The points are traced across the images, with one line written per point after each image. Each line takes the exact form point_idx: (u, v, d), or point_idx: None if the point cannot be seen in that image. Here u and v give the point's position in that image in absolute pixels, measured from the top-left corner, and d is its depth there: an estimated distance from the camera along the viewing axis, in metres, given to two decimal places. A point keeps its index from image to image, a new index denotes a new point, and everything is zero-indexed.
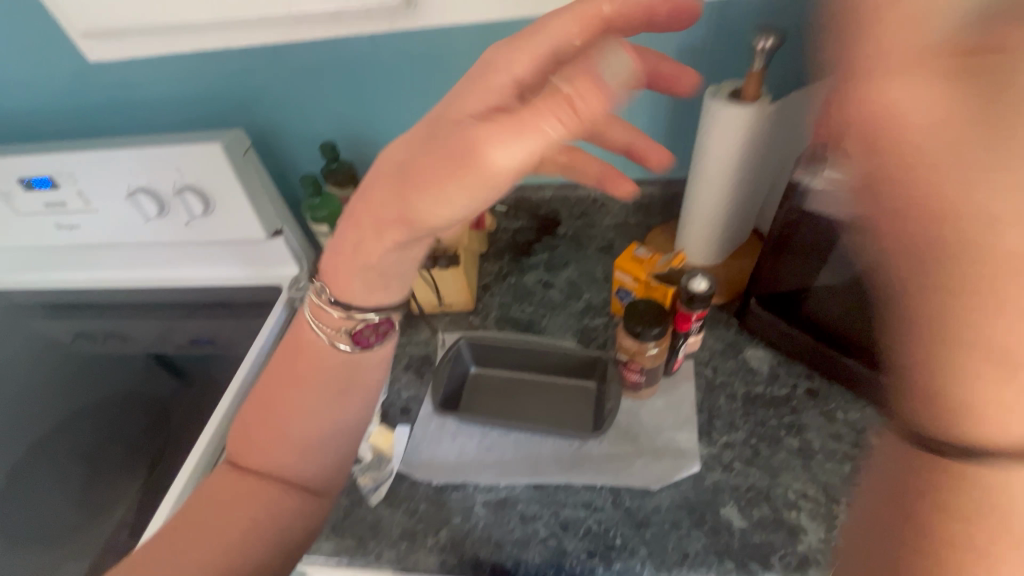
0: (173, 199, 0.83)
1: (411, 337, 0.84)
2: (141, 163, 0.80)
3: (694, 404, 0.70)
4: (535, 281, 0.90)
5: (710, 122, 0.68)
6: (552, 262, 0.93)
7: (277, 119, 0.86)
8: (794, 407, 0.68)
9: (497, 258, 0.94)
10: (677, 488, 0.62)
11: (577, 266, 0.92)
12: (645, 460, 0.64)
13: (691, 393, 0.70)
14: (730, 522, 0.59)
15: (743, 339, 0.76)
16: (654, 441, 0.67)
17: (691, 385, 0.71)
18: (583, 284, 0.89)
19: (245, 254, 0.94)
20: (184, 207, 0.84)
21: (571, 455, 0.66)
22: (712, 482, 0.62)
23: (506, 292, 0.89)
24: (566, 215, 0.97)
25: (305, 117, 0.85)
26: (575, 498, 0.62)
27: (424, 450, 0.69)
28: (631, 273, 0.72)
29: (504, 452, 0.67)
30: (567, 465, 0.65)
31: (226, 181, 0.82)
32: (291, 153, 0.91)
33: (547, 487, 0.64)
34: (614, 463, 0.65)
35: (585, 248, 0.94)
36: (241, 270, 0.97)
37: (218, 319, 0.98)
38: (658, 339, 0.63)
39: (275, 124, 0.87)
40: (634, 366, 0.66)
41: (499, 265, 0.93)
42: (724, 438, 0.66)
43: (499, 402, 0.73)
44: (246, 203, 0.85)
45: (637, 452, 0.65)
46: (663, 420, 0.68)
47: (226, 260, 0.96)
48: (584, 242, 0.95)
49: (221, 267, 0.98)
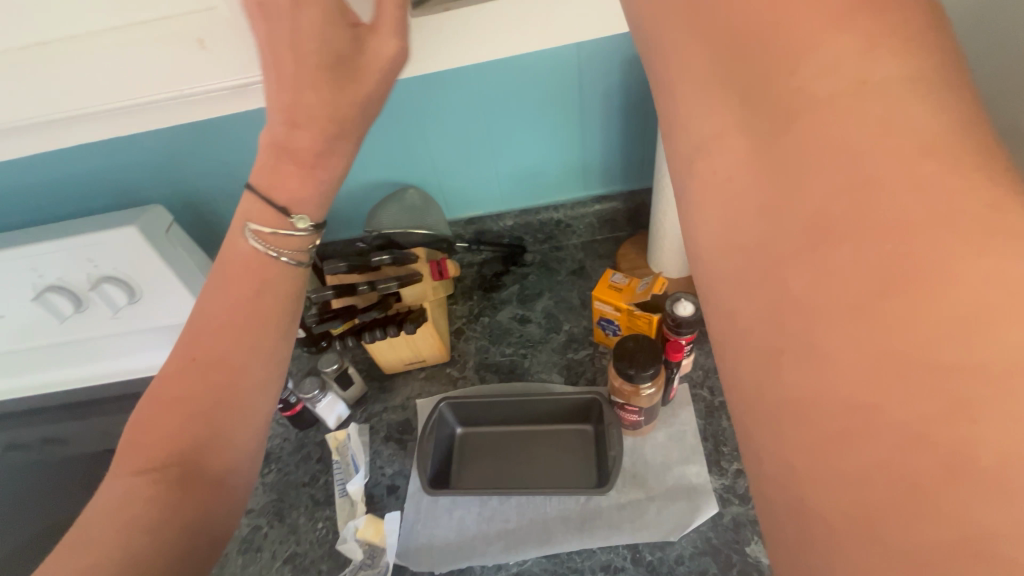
0: (89, 294, 0.73)
1: (387, 401, 0.77)
2: (44, 259, 0.70)
3: (698, 432, 0.66)
4: (510, 317, 0.84)
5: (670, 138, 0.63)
6: (524, 294, 0.87)
7: (201, 189, 0.77)
8: None
9: (466, 297, 0.88)
10: (696, 529, 0.59)
11: (552, 294, 0.87)
12: (659, 502, 0.61)
13: (694, 420, 0.67)
14: (755, 560, 0.56)
15: None
16: (664, 482, 0.62)
17: (691, 411, 0.67)
18: (561, 313, 0.84)
19: None
20: (104, 300, 0.73)
21: (579, 513, 0.61)
22: (731, 515, 0.59)
23: (482, 335, 0.83)
24: (531, 241, 0.92)
25: (232, 182, 0.77)
26: (592, 563, 0.58)
27: (420, 534, 0.63)
28: (610, 303, 0.68)
29: (508, 523, 0.62)
30: (576, 525, 0.60)
31: (149, 266, 0.72)
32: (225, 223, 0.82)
33: (560, 556, 0.59)
34: (627, 513, 0.60)
35: (556, 272, 0.89)
36: None
37: None
38: (653, 377, 0.59)
39: (200, 193, 0.78)
40: (631, 407, 0.61)
41: (470, 305, 0.87)
42: (735, 466, 0.63)
43: (493, 462, 0.67)
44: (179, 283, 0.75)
45: (650, 495, 0.61)
46: (670, 456, 0.64)
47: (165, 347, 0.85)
48: (554, 266, 0.90)
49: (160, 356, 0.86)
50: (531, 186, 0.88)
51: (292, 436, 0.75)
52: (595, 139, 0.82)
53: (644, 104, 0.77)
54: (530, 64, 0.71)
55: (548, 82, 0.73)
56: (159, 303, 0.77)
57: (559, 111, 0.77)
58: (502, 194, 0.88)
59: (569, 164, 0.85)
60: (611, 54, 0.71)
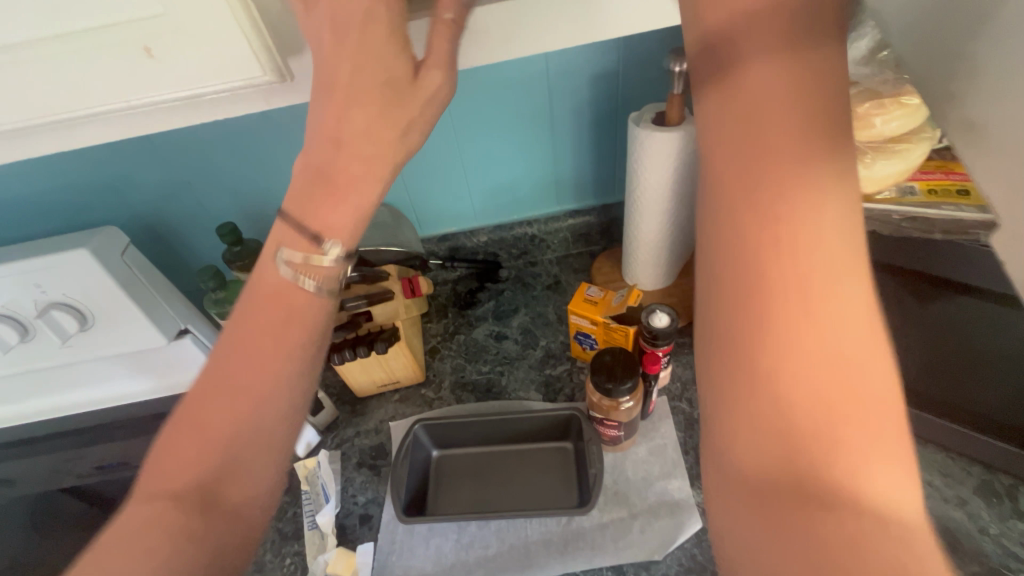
0: (36, 320, 0.68)
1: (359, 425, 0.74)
2: None
3: (678, 445, 0.65)
4: (486, 334, 0.83)
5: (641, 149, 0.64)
6: (500, 310, 0.86)
7: (164, 207, 0.74)
8: None
9: (441, 315, 0.86)
10: (681, 547, 0.57)
11: (528, 309, 0.85)
12: (642, 520, 0.59)
13: (674, 433, 0.66)
14: None
15: None
16: (647, 497, 0.61)
17: (671, 424, 0.66)
18: (537, 329, 0.83)
19: (142, 364, 0.79)
20: (52, 328, 0.69)
21: (561, 534, 0.59)
22: (714, 530, 0.58)
23: (457, 353, 0.81)
24: (506, 256, 0.91)
25: (196, 200, 0.74)
26: None
27: (394, 565, 0.60)
28: (587, 317, 0.67)
29: (487, 549, 0.59)
30: (560, 547, 0.58)
31: (103, 290, 0.68)
32: (188, 242, 0.79)
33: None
34: (610, 533, 0.58)
35: (532, 287, 0.88)
36: (138, 383, 0.81)
37: (128, 439, 0.82)
38: (633, 391, 0.58)
39: (162, 212, 0.74)
40: (611, 421, 0.60)
41: (445, 323, 0.85)
42: None
43: (471, 486, 0.65)
44: (134, 308, 0.71)
45: (633, 512, 0.60)
46: (652, 470, 0.63)
47: (119, 377, 0.79)
48: (530, 281, 0.89)
49: (111, 386, 0.80)
50: (506, 201, 0.87)
51: None
52: (566, 154, 0.82)
53: (615, 118, 0.78)
54: (501, 78, 0.71)
55: (518, 98, 0.74)
56: (114, 329, 0.72)
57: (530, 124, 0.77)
58: (476, 209, 0.88)
59: (541, 178, 0.85)
60: (580, 67, 0.71)
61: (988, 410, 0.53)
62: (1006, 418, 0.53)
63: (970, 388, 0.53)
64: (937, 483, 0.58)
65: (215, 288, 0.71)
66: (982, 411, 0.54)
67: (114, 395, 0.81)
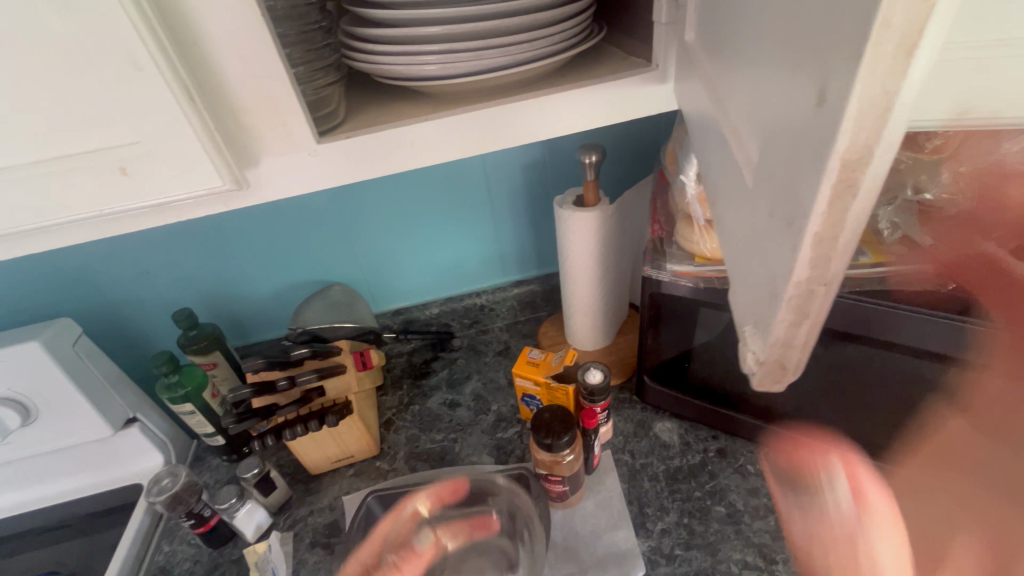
0: None
1: (312, 505, 0.74)
2: None
3: (622, 495, 0.68)
4: (440, 403, 0.86)
5: (565, 226, 0.73)
6: (453, 379, 0.90)
7: (123, 298, 0.77)
8: (712, 471, 0.69)
9: (396, 388, 0.89)
10: None
11: (480, 376, 0.90)
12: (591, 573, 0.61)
13: (619, 486, 0.69)
14: None
15: (651, 414, 0.78)
16: (595, 550, 0.63)
17: (615, 478, 0.70)
18: (488, 394, 0.87)
19: (85, 459, 0.77)
20: None
21: None
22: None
23: (412, 424, 0.83)
24: (458, 327, 0.96)
25: (156, 290, 0.78)
26: None
27: None
28: (530, 378, 0.72)
29: None
30: None
31: (52, 381, 0.69)
32: (143, 332, 0.81)
33: None
34: None
35: (483, 355, 0.93)
36: (79, 480, 0.78)
37: (57, 545, 0.77)
38: (571, 445, 0.62)
39: (121, 303, 0.77)
40: (555, 477, 0.64)
41: (399, 395, 0.88)
42: (660, 526, 0.65)
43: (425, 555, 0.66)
44: (84, 399, 0.71)
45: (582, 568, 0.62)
46: (598, 522, 0.66)
47: (60, 474, 0.77)
48: (481, 349, 0.94)
49: (50, 484, 0.78)
50: (455, 277, 0.94)
51: (205, 556, 0.69)
52: (507, 233, 0.91)
53: (546, 200, 0.88)
54: (443, 171, 0.81)
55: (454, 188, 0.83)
56: (60, 421, 0.72)
57: (472, 209, 0.86)
58: (427, 285, 0.94)
59: (486, 255, 0.93)
60: (511, 160, 0.82)
61: (883, 439, 0.60)
62: (899, 445, 0.59)
63: (864, 420, 0.60)
64: None
65: (167, 373, 0.73)
66: (880, 440, 0.60)
67: (52, 495, 0.78)
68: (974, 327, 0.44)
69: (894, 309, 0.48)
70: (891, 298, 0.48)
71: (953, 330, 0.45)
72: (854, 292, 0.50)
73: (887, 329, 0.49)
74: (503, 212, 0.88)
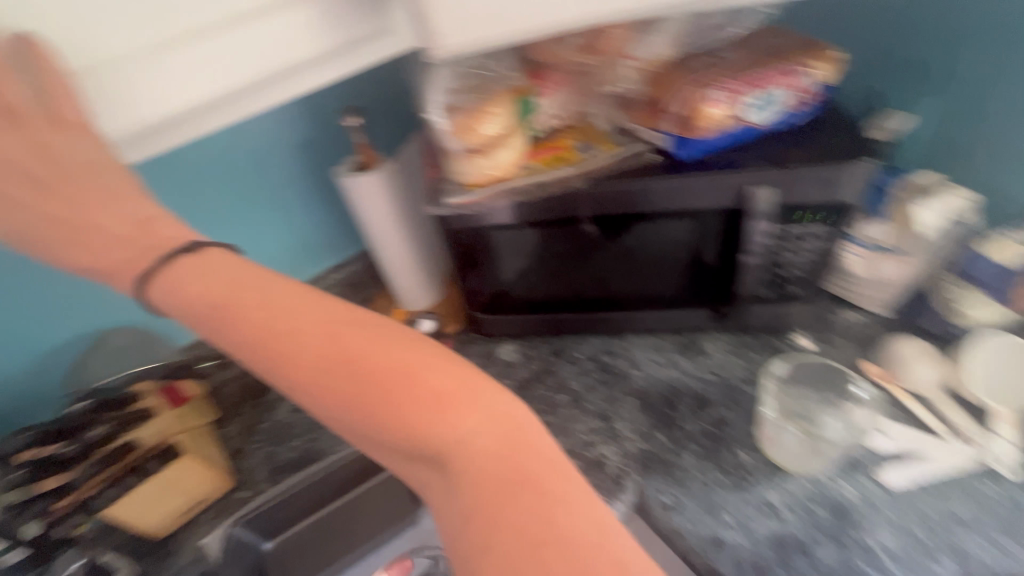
0: None
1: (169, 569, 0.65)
2: None
3: None
4: (289, 412, 0.82)
5: (353, 192, 0.73)
6: None
7: None
8: (552, 370, 0.79)
9: (235, 415, 0.82)
10: None
11: None
12: None
13: None
14: None
15: (491, 343, 0.84)
16: None
17: None
18: None
19: None
20: None
21: (408, 551, 0.62)
22: None
23: (263, 443, 0.78)
24: None
25: None
26: None
27: None
28: None
29: None
30: (409, 558, 0.61)
31: None
32: None
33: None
34: None
35: None
36: None
37: None
38: None
39: None
40: None
41: (241, 421, 0.81)
42: None
43: (312, 561, 0.61)
44: None
45: None
46: None
47: None
48: None
49: None
50: None
51: None
52: (302, 217, 0.85)
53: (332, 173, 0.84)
54: (195, 168, 0.72)
55: (241, 156, 0.75)
56: None
57: (249, 201, 0.79)
58: None
59: (288, 246, 0.86)
60: (273, 138, 0.76)
61: (661, 293, 0.73)
62: (673, 293, 0.73)
63: (643, 283, 0.73)
64: (662, 356, 0.77)
65: None
66: (659, 294, 0.73)
67: None
68: (675, 181, 0.58)
69: (625, 183, 0.59)
70: (620, 176, 0.59)
71: (665, 188, 0.58)
72: (594, 179, 0.60)
73: (625, 203, 0.60)
74: (289, 196, 0.82)
